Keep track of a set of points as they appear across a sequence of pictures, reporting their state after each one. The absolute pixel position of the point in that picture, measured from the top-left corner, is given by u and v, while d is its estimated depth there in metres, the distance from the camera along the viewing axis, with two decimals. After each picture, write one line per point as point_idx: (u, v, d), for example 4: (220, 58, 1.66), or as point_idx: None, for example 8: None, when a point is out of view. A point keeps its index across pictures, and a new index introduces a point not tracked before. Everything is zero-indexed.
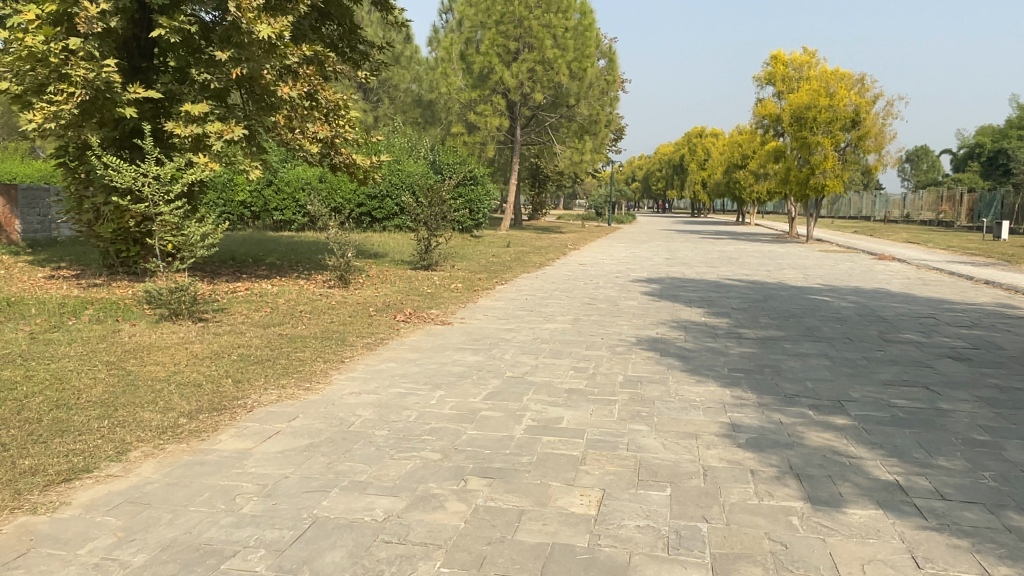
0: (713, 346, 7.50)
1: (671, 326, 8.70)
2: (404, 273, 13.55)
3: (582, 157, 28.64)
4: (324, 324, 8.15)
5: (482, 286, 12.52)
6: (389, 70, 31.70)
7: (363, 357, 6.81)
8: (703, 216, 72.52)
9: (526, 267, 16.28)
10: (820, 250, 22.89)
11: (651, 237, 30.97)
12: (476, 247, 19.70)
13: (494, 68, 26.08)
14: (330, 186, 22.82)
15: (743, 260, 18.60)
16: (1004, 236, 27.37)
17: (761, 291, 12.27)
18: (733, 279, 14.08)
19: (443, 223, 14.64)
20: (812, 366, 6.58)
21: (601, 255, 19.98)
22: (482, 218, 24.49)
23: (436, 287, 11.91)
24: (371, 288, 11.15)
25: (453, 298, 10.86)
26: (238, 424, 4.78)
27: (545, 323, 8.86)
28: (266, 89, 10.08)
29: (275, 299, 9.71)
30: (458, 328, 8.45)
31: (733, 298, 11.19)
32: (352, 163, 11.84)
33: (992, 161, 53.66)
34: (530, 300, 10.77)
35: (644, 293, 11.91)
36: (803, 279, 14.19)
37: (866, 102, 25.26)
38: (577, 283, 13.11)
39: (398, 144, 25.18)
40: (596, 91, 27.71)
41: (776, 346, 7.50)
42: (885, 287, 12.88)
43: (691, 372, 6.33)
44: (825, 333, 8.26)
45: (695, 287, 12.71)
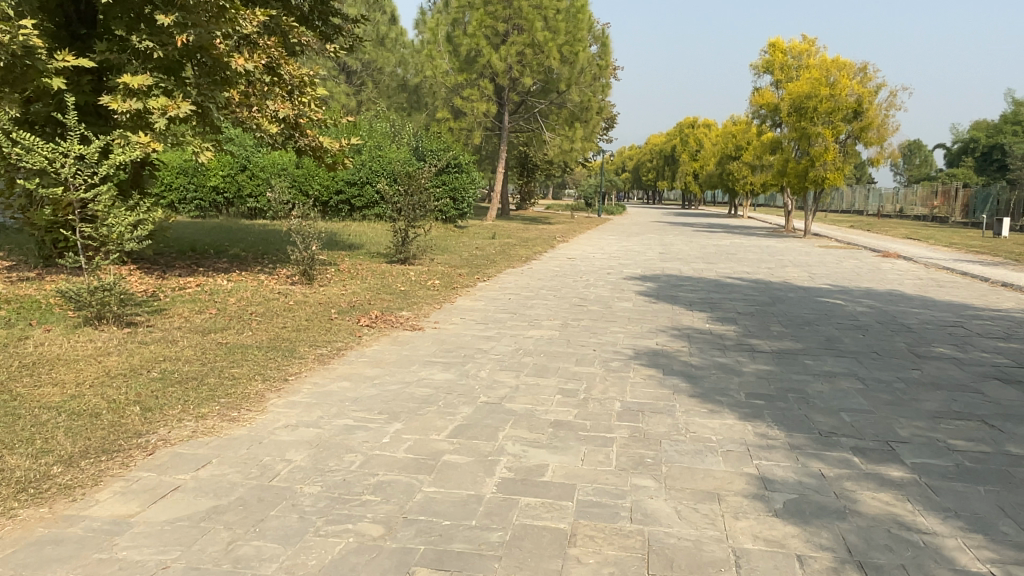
0: (721, 362, 6.48)
1: (672, 334, 7.69)
2: (377, 267, 12.47)
3: (573, 146, 27.51)
4: (274, 330, 7.04)
5: (462, 283, 11.46)
6: (373, 52, 30.51)
7: (311, 374, 5.73)
8: (694, 208, 71.72)
9: (511, 261, 15.23)
10: (819, 245, 21.99)
11: (643, 229, 30.06)
12: (459, 239, 18.61)
13: (481, 50, 24.93)
14: (307, 172, 21.74)
15: (741, 256, 17.63)
16: (1005, 234, 26.57)
17: (765, 292, 11.28)
18: (734, 278, 13.10)
19: (423, 213, 13.51)
20: (842, 392, 5.56)
21: (592, 249, 18.97)
22: (467, 207, 23.40)
23: (411, 284, 10.83)
24: (338, 286, 10.03)
25: (428, 298, 9.76)
26: (126, 477, 3.70)
27: (530, 329, 7.82)
28: (217, 61, 8.97)
29: (225, 298, 8.60)
30: (430, 336, 7.39)
31: (737, 301, 10.19)
32: (319, 146, 10.73)
33: (987, 157, 53.00)
34: (515, 302, 9.72)
35: (639, 293, 10.89)
36: (808, 279, 13.23)
37: (869, 92, 24.27)
38: (566, 280, 12.08)
39: (380, 129, 24.05)
40: (589, 77, 26.59)
41: (795, 364, 6.47)
42: (898, 289, 11.92)
43: (701, 398, 5.29)
44: (846, 346, 7.27)
45: (694, 287, 11.71)
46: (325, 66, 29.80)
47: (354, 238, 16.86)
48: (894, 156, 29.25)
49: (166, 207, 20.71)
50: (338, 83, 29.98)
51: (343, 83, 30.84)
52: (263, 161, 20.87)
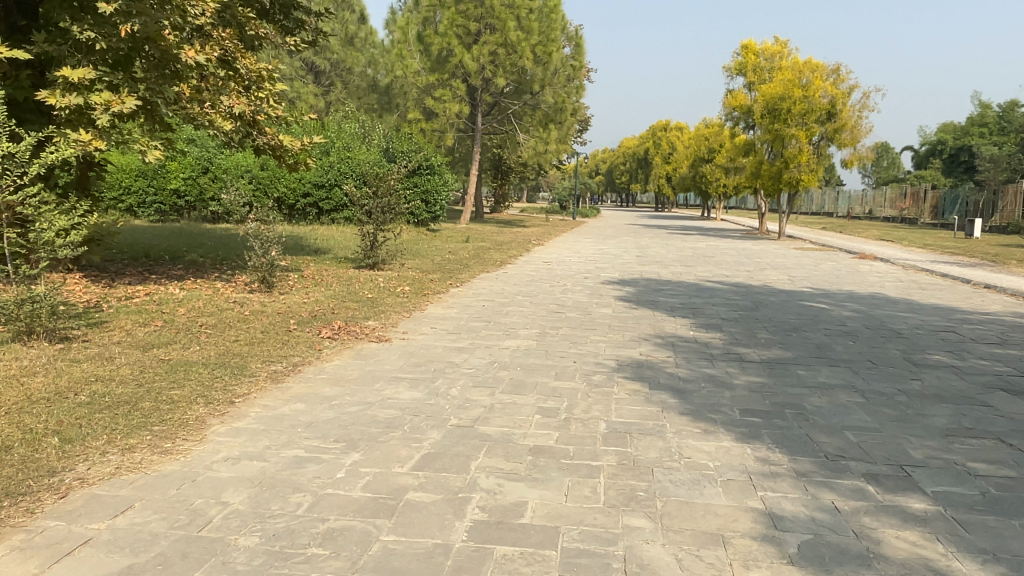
0: (711, 374, 6.03)
1: (656, 343, 7.23)
2: (344, 273, 11.89)
3: (547, 147, 26.94)
4: (225, 345, 6.44)
5: (433, 289, 10.92)
6: (342, 52, 29.87)
7: (263, 396, 5.18)
8: (667, 211, 71.81)
9: (485, 265, 14.74)
10: (796, 247, 21.85)
11: (617, 232, 29.69)
12: (430, 243, 18.05)
13: (453, 50, 24.43)
14: (272, 175, 21.09)
15: (718, 258, 17.32)
16: (975, 235, 26.75)
17: (747, 295, 10.92)
18: (714, 281, 12.72)
19: (391, 216, 12.94)
20: (844, 408, 5.13)
21: (567, 252, 18.54)
22: (439, 210, 22.83)
23: (378, 291, 10.26)
24: (301, 294, 9.44)
25: (396, 306, 9.19)
26: (28, 529, 3.13)
27: (504, 339, 7.32)
28: (166, 53, 8.37)
29: (174, 309, 7.97)
30: (396, 348, 6.85)
31: (720, 306, 9.79)
32: (280, 145, 10.15)
33: (954, 159, 53.84)
34: (489, 309, 9.21)
35: (618, 298, 10.45)
36: (789, 281, 12.91)
37: (842, 93, 24.17)
38: (542, 285, 11.61)
39: (349, 130, 23.43)
40: (562, 78, 26.16)
41: (790, 375, 6.04)
42: (881, 292, 11.63)
43: (693, 416, 4.82)
44: (838, 354, 6.88)
45: (674, 291, 11.31)
46: (293, 66, 29.09)
47: (321, 242, 16.24)
48: (867, 158, 29.30)
49: (125, 210, 19.89)
50: (306, 84, 29.28)
51: (312, 83, 30.13)
52: (226, 162, 20.19)
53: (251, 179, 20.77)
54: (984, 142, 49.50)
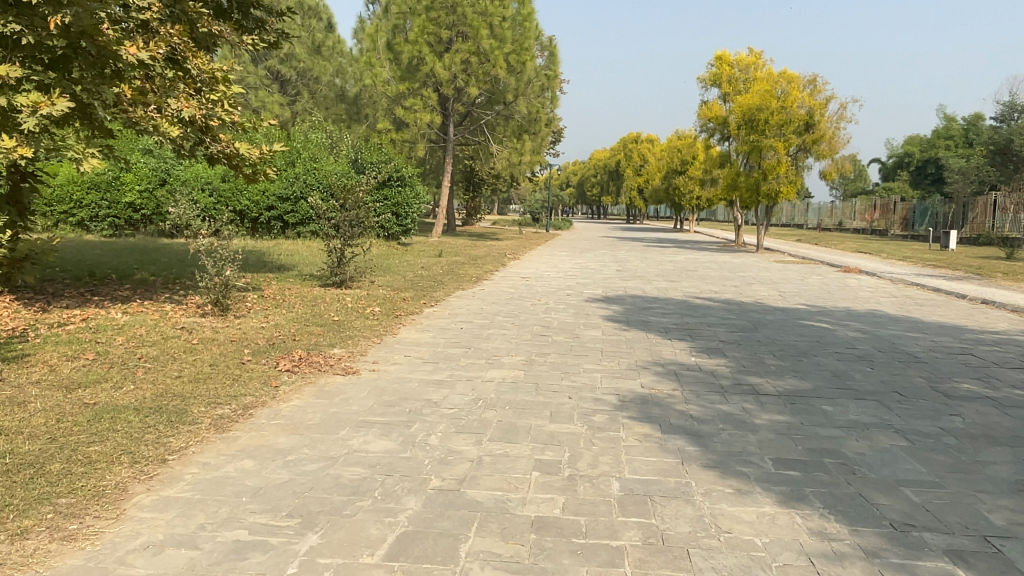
0: (728, 412, 5.29)
1: (657, 372, 6.48)
2: (308, 292, 10.98)
3: (521, 158, 26.25)
4: (164, 383, 5.53)
5: (406, 309, 10.08)
6: (308, 60, 28.96)
7: (202, 452, 4.28)
8: (639, 223, 71.67)
9: (461, 281, 13.92)
10: (777, 260, 21.41)
11: (593, 245, 29.08)
12: (402, 258, 17.20)
13: (424, 58, 23.70)
14: (234, 187, 20.18)
15: (701, 273, 16.74)
16: (951, 247, 26.67)
17: (741, 314, 10.26)
18: (703, 298, 12.07)
19: (359, 230, 12.06)
20: (890, 457, 4.41)
21: (545, 266, 17.82)
22: (411, 223, 21.98)
23: (346, 312, 9.38)
24: (258, 318, 8.52)
25: (365, 330, 8.33)
26: None
27: (488, 370, 6.51)
28: (103, 51, 7.41)
29: (112, 337, 7.04)
30: (366, 382, 6.00)
31: (716, 326, 9.09)
32: (236, 153, 9.24)
33: (921, 170, 54.55)
34: (468, 333, 8.39)
35: (606, 318, 9.71)
36: (781, 298, 12.31)
37: (820, 104, 23.87)
38: (523, 304, 10.84)
39: (316, 140, 22.50)
40: (535, 88, 25.55)
41: (816, 413, 5.32)
42: (879, 309, 11.08)
43: (720, 470, 4.07)
44: (860, 385, 6.20)
45: (664, 309, 10.61)
46: (257, 74, 28.09)
47: (285, 259, 15.30)
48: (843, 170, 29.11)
49: (76, 225, 18.72)
50: (270, 93, 28.31)
51: (277, 92, 29.14)
52: (186, 175, 19.25)
53: (212, 192, 19.83)
54: (950, 155, 50.13)
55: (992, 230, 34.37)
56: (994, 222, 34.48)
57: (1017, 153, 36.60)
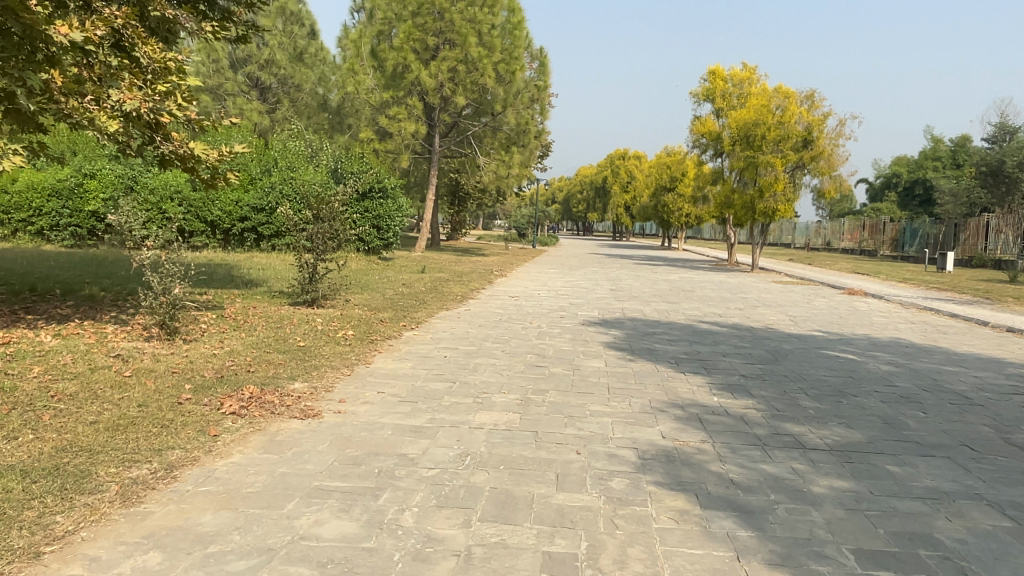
0: (776, 476, 4.26)
1: (678, 418, 5.44)
2: (276, 313, 9.84)
3: (509, 171, 25.15)
4: (70, 435, 4.40)
5: (383, 333, 8.97)
6: (289, 67, 27.93)
7: (93, 542, 3.17)
8: (626, 240, 71.00)
9: (445, 300, 12.83)
10: (774, 280, 20.54)
11: (583, 262, 28.17)
12: (382, 274, 16.13)
13: (409, 65, 22.78)
14: (206, 196, 19.06)
15: (700, 293, 15.79)
16: (948, 268, 26.06)
17: (755, 342, 9.28)
18: (709, 322, 11.08)
19: (333, 244, 10.96)
20: (1000, 546, 3.40)
21: (534, 285, 16.80)
22: (393, 236, 20.83)
23: (315, 337, 8.24)
24: (211, 344, 7.39)
25: (334, 358, 7.22)
26: None
27: (477, 413, 5.43)
28: (30, 29, 6.32)
29: (26, 368, 5.89)
30: (328, 430, 4.90)
31: (732, 357, 8.08)
32: (190, 154, 8.16)
33: (909, 192, 54.46)
34: (452, 363, 7.30)
35: (607, 346, 8.66)
36: (792, 323, 11.36)
37: (818, 120, 23.12)
38: (513, 328, 9.77)
39: (294, 148, 21.42)
40: (525, 99, 24.65)
41: (885, 478, 4.30)
42: (903, 338, 10.13)
43: (791, 572, 3.03)
44: (920, 435, 5.20)
45: (670, 336, 9.60)
46: (235, 80, 26.99)
47: (255, 274, 14.17)
48: None
49: (34, 233, 17.46)
50: (249, 100, 27.24)
51: (256, 100, 28.07)
52: (155, 184, 18.22)
53: (182, 202, 18.71)
54: (939, 176, 49.94)
55: (985, 252, 33.91)
56: (987, 245, 34.02)
57: (1009, 174, 36.39)
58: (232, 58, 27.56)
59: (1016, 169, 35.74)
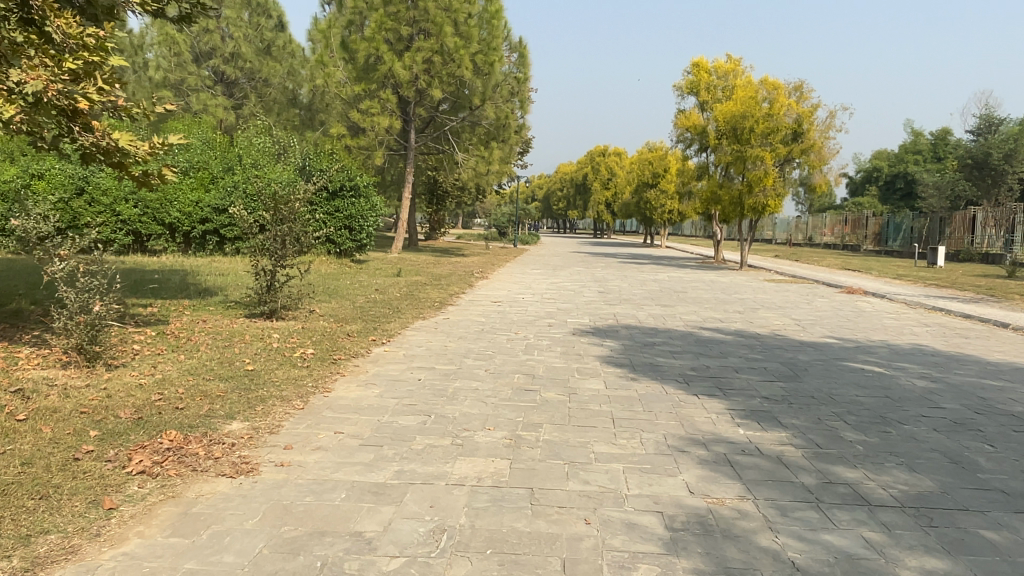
0: (849, 554, 3.24)
1: (703, 462, 4.42)
2: (228, 328, 8.69)
3: (489, 167, 23.94)
4: None
5: (348, 350, 7.85)
6: (256, 61, 26.63)
7: None
8: (607, 237, 70.13)
9: (420, 308, 11.72)
10: (766, 279, 19.69)
11: (566, 262, 27.08)
12: (353, 278, 14.99)
13: (381, 57, 21.63)
14: (164, 197, 17.74)
15: (694, 295, 14.81)
16: (940, 263, 25.45)
17: (767, 353, 8.30)
18: (711, 329, 10.08)
19: (294, 249, 9.83)
20: None
21: (517, 287, 15.75)
22: (366, 238, 19.65)
23: (269, 358, 7.10)
24: (139, 372, 6.23)
25: (287, 385, 6.11)
26: None
27: (455, 461, 4.36)
28: None
29: None
30: (262, 495, 3.80)
31: (747, 374, 7.08)
32: (115, 147, 6.96)
33: (890, 185, 54.31)
34: (428, 389, 6.22)
35: (604, 361, 7.62)
36: (801, 328, 10.40)
37: (808, 112, 22.28)
38: (496, 341, 8.71)
39: (259, 145, 20.23)
40: (504, 93, 23.57)
41: (987, 553, 3.31)
42: (925, 344, 9.21)
43: None
44: (1001, 481, 4.23)
45: (671, 346, 8.60)
46: (198, 75, 25.81)
47: (212, 281, 12.99)
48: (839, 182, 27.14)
49: None
50: (214, 96, 25.96)
51: (221, 95, 26.73)
52: (108, 184, 16.85)
53: (137, 203, 17.44)
54: (921, 170, 49.92)
55: (972, 246, 33.56)
56: (973, 239, 33.71)
57: (994, 167, 36.36)
58: (195, 51, 26.19)
59: (1002, 162, 35.69)
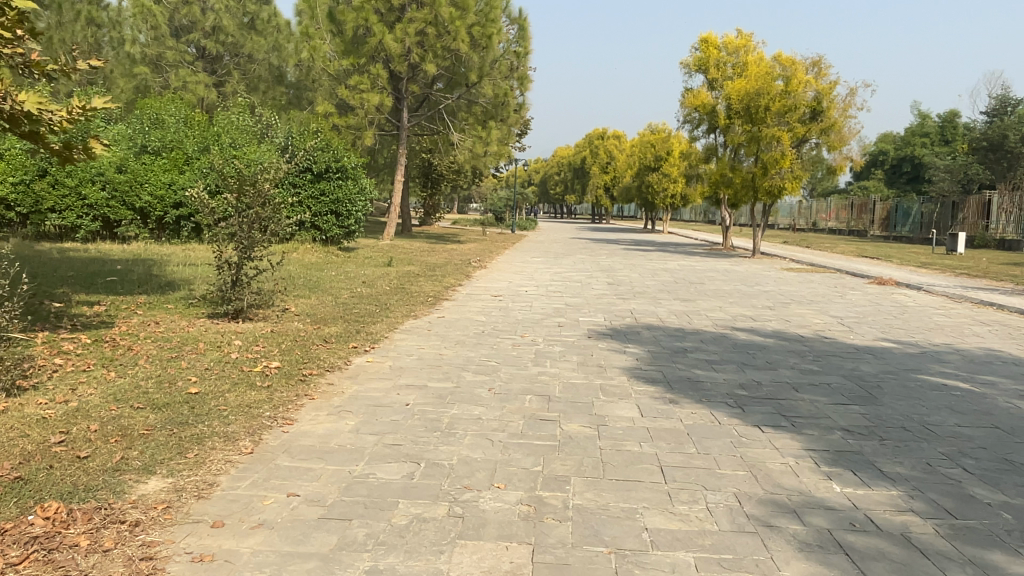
0: None
1: (805, 548, 3.12)
2: (184, 332, 7.32)
3: (486, 148, 22.44)
4: None
5: (323, 361, 6.50)
6: (239, 36, 25.14)
7: None
8: (606, 222, 68.66)
9: (413, 304, 10.38)
10: (784, 268, 18.38)
11: (568, 249, 25.71)
12: (339, 268, 13.67)
13: (371, 28, 20.16)
14: (135, 178, 16.35)
15: (714, 286, 13.50)
16: (961, 250, 24.14)
17: (823, 363, 6.97)
18: (747, 330, 8.74)
19: (262, 237, 8.44)
20: None
21: (519, 278, 14.42)
22: (355, 224, 18.21)
23: (223, 375, 5.74)
24: (48, 400, 4.85)
25: (237, 417, 4.75)
26: None
27: (452, 549, 3.04)
28: None
29: None
30: None
31: (811, 394, 5.76)
32: (22, 113, 5.63)
33: (896, 169, 52.96)
34: (416, 419, 4.87)
35: (632, 374, 6.31)
36: (847, 329, 9.06)
37: (827, 88, 20.77)
38: (501, 347, 7.38)
39: (240, 124, 18.88)
40: (503, 69, 22.10)
41: None
42: (998, 350, 7.89)
43: None
44: None
45: (708, 354, 7.27)
46: (178, 50, 24.42)
47: (179, 273, 11.66)
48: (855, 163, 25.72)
49: None
50: (195, 72, 24.54)
51: (202, 72, 25.27)
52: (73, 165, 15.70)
53: (105, 185, 16.01)
54: (930, 154, 48.60)
55: (986, 231, 32.21)
56: (988, 224, 32.37)
57: (1010, 149, 35.83)
58: (174, 24, 24.84)
59: (1019, 143, 34.79)
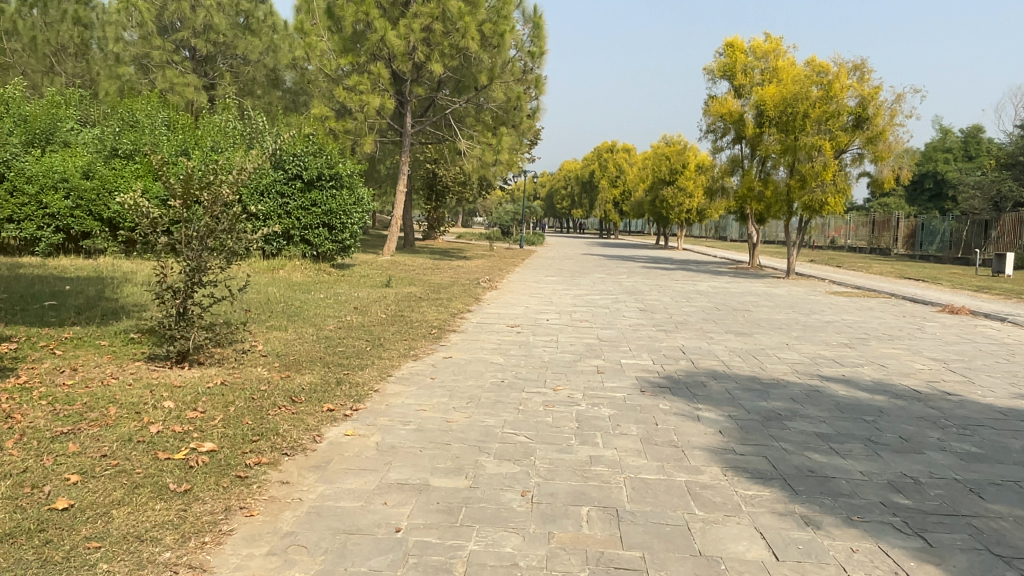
0: None
1: None
2: (101, 388, 5.33)
3: (496, 157, 20.54)
4: None
5: (281, 437, 4.55)
6: (231, 35, 23.30)
7: None
8: (614, 238, 66.82)
9: (412, 339, 8.43)
10: (829, 291, 16.41)
11: (583, 266, 23.82)
12: (329, 290, 11.80)
13: (372, 23, 18.39)
14: (103, 185, 14.48)
15: (764, 315, 11.55)
16: (1009, 273, 22.15)
17: (980, 441, 5.00)
18: (841, 382, 6.77)
19: (216, 255, 6.48)
20: None
21: (536, 303, 12.49)
22: (349, 238, 16.35)
23: (125, 470, 3.80)
24: None
25: (109, 569, 2.83)
26: None
27: None
28: None
29: None
30: None
31: (1012, 507, 3.79)
32: None
33: (917, 186, 51.12)
34: (411, 570, 2.92)
35: (725, 462, 4.35)
36: (966, 381, 7.08)
37: (872, 92, 18.91)
38: (529, 411, 5.42)
39: (225, 127, 17.15)
40: (515, 71, 20.21)
41: None
42: None
43: None
44: None
45: (814, 422, 5.32)
46: (165, 49, 22.57)
47: (134, 297, 9.72)
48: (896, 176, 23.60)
49: None
50: (183, 74, 22.76)
51: (191, 73, 23.48)
52: (33, 170, 13.91)
53: (69, 193, 14.21)
54: (954, 171, 46.76)
55: None
56: None
57: None
58: (162, 23, 22.95)
59: None
